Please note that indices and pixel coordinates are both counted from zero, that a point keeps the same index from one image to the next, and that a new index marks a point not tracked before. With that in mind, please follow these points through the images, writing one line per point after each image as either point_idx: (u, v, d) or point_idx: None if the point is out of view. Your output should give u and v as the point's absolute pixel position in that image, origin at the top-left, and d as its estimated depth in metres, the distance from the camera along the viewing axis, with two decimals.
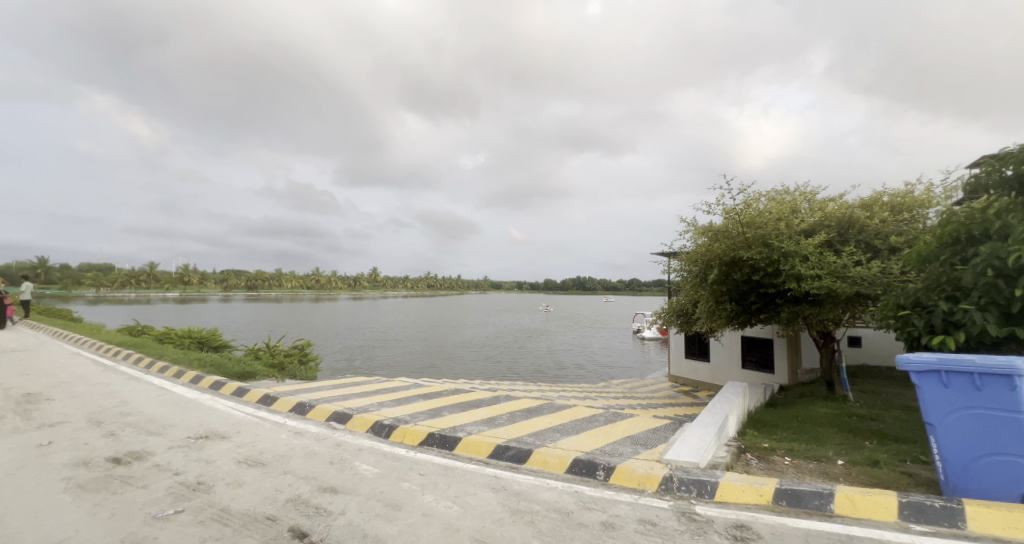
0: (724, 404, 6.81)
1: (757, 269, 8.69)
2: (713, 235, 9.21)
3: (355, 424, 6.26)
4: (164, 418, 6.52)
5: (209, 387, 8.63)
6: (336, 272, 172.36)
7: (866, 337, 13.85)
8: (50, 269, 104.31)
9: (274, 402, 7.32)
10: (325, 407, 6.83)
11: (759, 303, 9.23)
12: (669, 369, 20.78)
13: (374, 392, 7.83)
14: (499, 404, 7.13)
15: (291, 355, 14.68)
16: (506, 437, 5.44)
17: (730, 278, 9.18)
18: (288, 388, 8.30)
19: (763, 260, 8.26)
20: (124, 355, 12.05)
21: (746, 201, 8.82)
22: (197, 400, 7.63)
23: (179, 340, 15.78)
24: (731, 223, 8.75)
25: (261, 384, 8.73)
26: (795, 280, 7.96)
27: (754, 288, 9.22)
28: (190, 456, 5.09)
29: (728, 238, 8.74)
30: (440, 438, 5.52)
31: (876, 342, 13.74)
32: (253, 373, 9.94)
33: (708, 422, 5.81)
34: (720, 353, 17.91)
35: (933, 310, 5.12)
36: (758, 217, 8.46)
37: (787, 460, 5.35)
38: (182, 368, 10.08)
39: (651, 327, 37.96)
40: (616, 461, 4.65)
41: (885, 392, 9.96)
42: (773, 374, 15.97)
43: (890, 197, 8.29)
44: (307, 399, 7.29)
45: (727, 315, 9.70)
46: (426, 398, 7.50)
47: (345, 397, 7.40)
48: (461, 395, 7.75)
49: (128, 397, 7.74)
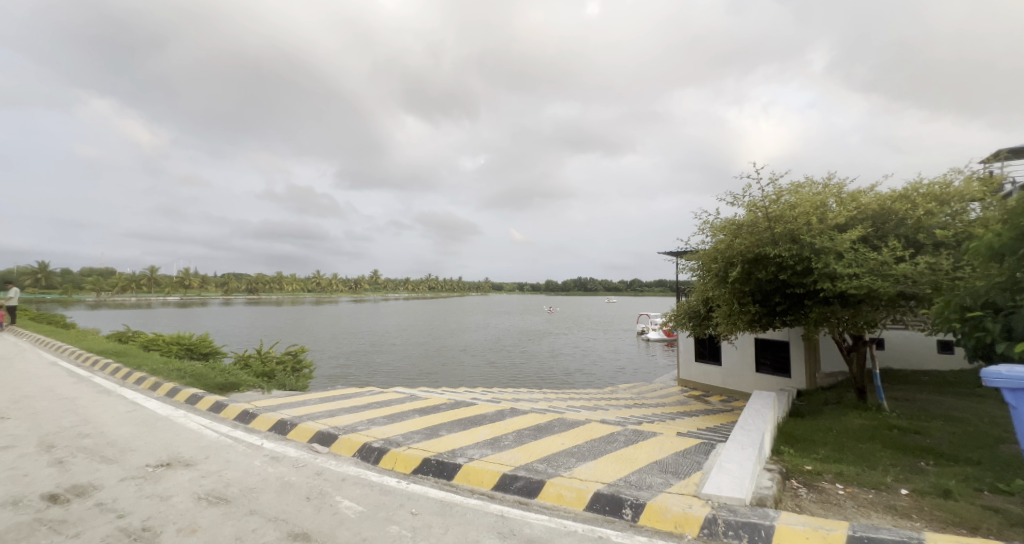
0: (757, 419, 6.05)
1: (784, 268, 7.96)
2: (734, 230, 8.49)
3: (341, 446, 5.51)
4: (126, 440, 5.78)
5: (186, 401, 7.89)
6: (336, 275, 171.81)
7: (891, 339, 13.07)
8: (49, 274, 104.24)
9: (253, 420, 6.58)
10: (308, 426, 6.07)
11: (785, 304, 8.51)
12: (678, 373, 20.06)
13: (364, 406, 7.09)
14: (503, 420, 6.37)
15: (284, 362, 13.94)
16: (513, 464, 4.68)
17: (754, 278, 8.46)
18: (271, 402, 7.56)
19: (792, 258, 7.53)
20: (101, 364, 11.31)
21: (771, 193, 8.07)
22: (169, 417, 6.90)
23: (166, 347, 15.06)
24: (754, 217, 8.02)
25: (242, 398, 7.98)
26: (829, 279, 7.22)
27: (779, 288, 8.49)
28: (143, 491, 4.34)
29: (752, 234, 8.02)
30: (437, 465, 4.77)
31: (902, 341, 12.94)
32: (237, 383, 9.20)
33: (745, 442, 5.04)
34: (733, 356, 17.19)
35: (1013, 313, 4.36)
36: (786, 210, 7.72)
37: (840, 489, 4.54)
38: (160, 379, 9.35)
39: (656, 329, 37.36)
40: (645, 496, 3.90)
41: (920, 400, 9.19)
42: (789, 378, 15.21)
43: (930, 186, 7.45)
44: (290, 416, 6.54)
45: (750, 317, 8.98)
46: (422, 413, 6.75)
47: (332, 413, 6.65)
48: (461, 409, 7.01)
49: (92, 414, 7.01)
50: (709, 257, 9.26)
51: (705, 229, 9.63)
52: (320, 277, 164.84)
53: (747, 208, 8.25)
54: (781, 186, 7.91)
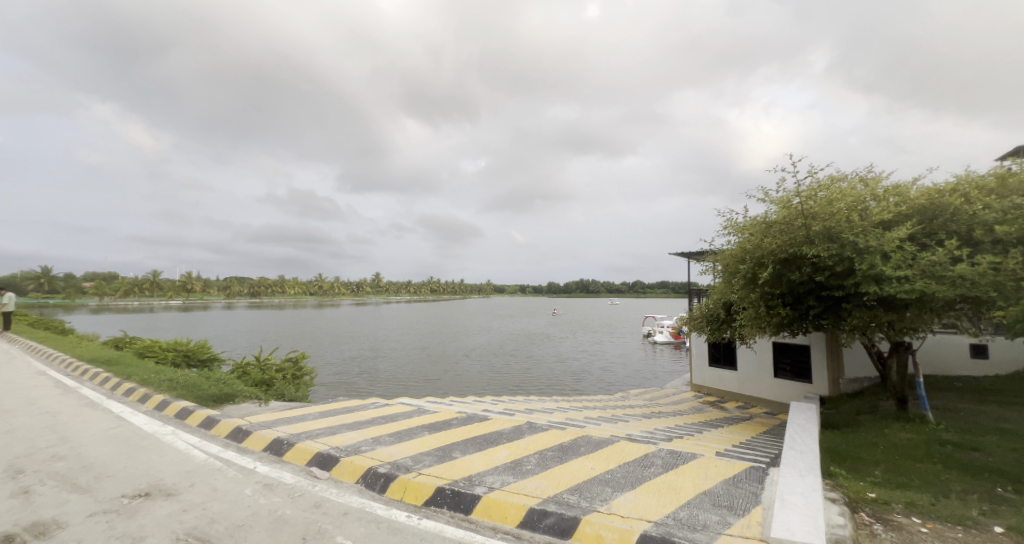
0: (806, 437, 5.42)
1: (821, 268, 7.36)
2: (764, 228, 7.88)
3: (343, 471, 4.90)
4: (103, 464, 5.18)
5: (175, 415, 7.30)
6: (338, 279, 171.59)
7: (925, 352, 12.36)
8: (53, 279, 104.54)
9: (246, 438, 5.99)
10: (306, 447, 5.47)
11: (819, 308, 7.90)
12: (691, 377, 19.45)
13: (369, 422, 6.49)
14: (523, 438, 5.76)
15: (284, 370, 13.31)
16: (540, 495, 4.07)
17: (785, 280, 7.85)
18: (268, 417, 6.96)
19: (831, 259, 6.91)
20: (91, 374, 10.71)
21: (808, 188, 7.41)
22: (155, 435, 6.30)
23: (162, 354, 14.49)
24: (787, 214, 7.40)
25: (237, 412, 7.40)
26: (874, 281, 6.61)
27: (813, 291, 7.90)
28: (113, 530, 3.74)
29: (786, 233, 7.41)
30: (453, 496, 4.17)
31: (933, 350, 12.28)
32: (233, 395, 8.58)
33: (801, 467, 4.44)
34: (749, 361, 16.60)
35: None
36: (824, 205, 7.09)
37: (918, 523, 3.92)
38: (151, 390, 8.76)
39: (664, 331, 36.88)
40: (701, 539, 3.29)
41: (965, 410, 8.55)
42: (811, 384, 14.59)
43: (988, 177, 6.77)
44: (286, 434, 5.95)
45: (780, 321, 8.38)
46: (432, 429, 6.16)
47: (333, 431, 6.04)
48: (474, 424, 6.42)
49: (72, 433, 6.42)
50: (734, 257, 8.64)
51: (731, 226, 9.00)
52: (322, 280, 164.46)
53: (780, 204, 7.64)
54: (818, 178, 7.27)
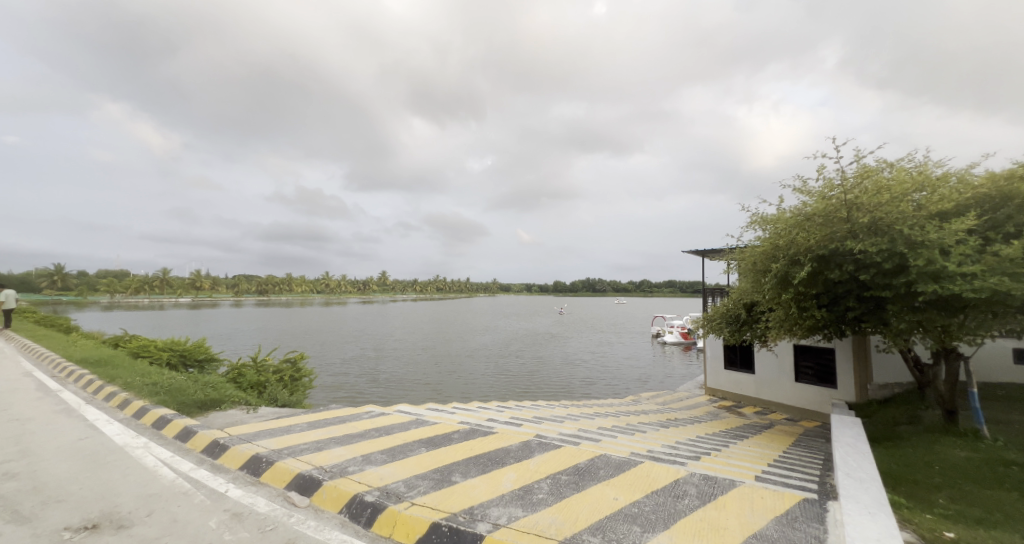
0: (862, 461, 4.68)
1: (864, 265, 6.62)
2: (800, 221, 7.13)
3: (325, 498, 4.24)
4: (56, 486, 4.55)
5: (153, 424, 6.68)
6: (345, 277, 171.92)
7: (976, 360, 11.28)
8: (64, 277, 105.62)
9: (222, 454, 5.34)
10: (286, 467, 4.81)
11: (859, 309, 7.16)
12: (705, 381, 18.68)
13: (362, 435, 5.85)
14: (534, 457, 5.08)
15: (281, 371, 12.72)
16: (555, 536, 3.38)
17: (822, 278, 7.11)
18: (251, 428, 6.32)
19: (879, 254, 6.17)
20: (75, 376, 10.15)
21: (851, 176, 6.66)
22: (125, 448, 5.67)
23: (156, 355, 13.95)
24: (828, 205, 6.65)
25: (220, 423, 6.76)
26: (932, 279, 5.87)
27: (853, 290, 7.16)
28: None
29: (826, 225, 6.65)
30: (450, 536, 3.49)
31: (987, 354, 11.21)
32: (220, 400, 7.97)
33: (868, 502, 3.74)
34: (768, 364, 15.85)
35: None
36: (871, 193, 6.33)
37: None
38: (133, 394, 8.17)
39: (673, 331, 36.15)
40: None
41: (1020, 423, 7.76)
42: (835, 390, 13.81)
43: None
44: (266, 450, 5.29)
45: (814, 324, 7.64)
46: (432, 445, 5.50)
47: (320, 447, 5.38)
48: (480, 439, 5.75)
49: (34, 445, 5.80)
50: (762, 254, 7.89)
51: (760, 219, 8.21)
52: (329, 278, 164.79)
53: (819, 194, 6.88)
54: (864, 164, 6.51)
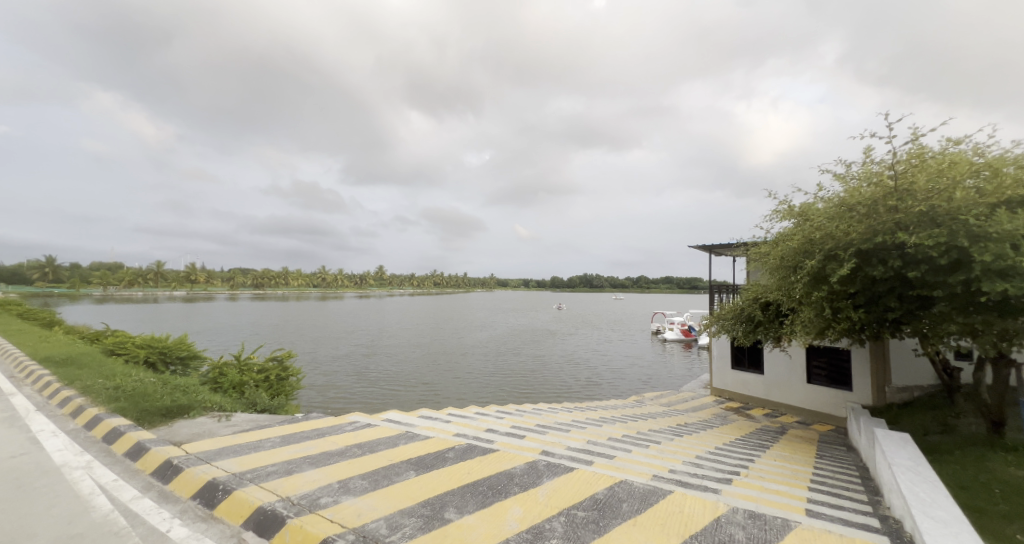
0: (938, 494, 3.92)
1: (914, 261, 5.86)
2: (840, 211, 6.36)
3: (287, 541, 3.44)
4: None
5: (104, 436, 5.84)
6: (341, 272, 170.66)
7: None
8: (57, 268, 104.27)
9: (174, 477, 4.52)
10: (245, 497, 4.00)
11: (902, 310, 6.42)
12: (711, 381, 17.96)
13: (342, 454, 5.03)
14: (545, 485, 4.28)
15: (266, 371, 11.90)
16: None
17: (862, 276, 6.35)
18: (216, 443, 5.49)
19: (935, 249, 5.40)
20: (35, 377, 9.27)
21: (902, 160, 5.90)
22: (62, 469, 4.84)
23: (134, 352, 13.09)
24: (874, 191, 5.90)
25: (183, 436, 5.93)
26: (998, 277, 5.12)
27: (894, 289, 6.41)
28: None
29: (872, 216, 5.88)
30: None
31: None
32: (189, 406, 7.14)
33: None
34: (779, 364, 15.16)
35: None
36: (928, 176, 5.59)
37: None
38: (91, 399, 7.31)
39: (674, 329, 35.59)
40: None
41: None
42: (851, 392, 13.14)
43: None
44: (225, 473, 4.46)
45: (848, 326, 6.89)
46: (423, 467, 4.69)
47: (289, 470, 4.57)
48: (479, 459, 4.95)
49: None
50: (791, 250, 7.13)
51: (791, 210, 7.43)
52: (326, 272, 163.43)
53: (865, 180, 6.12)
54: (920, 144, 5.78)
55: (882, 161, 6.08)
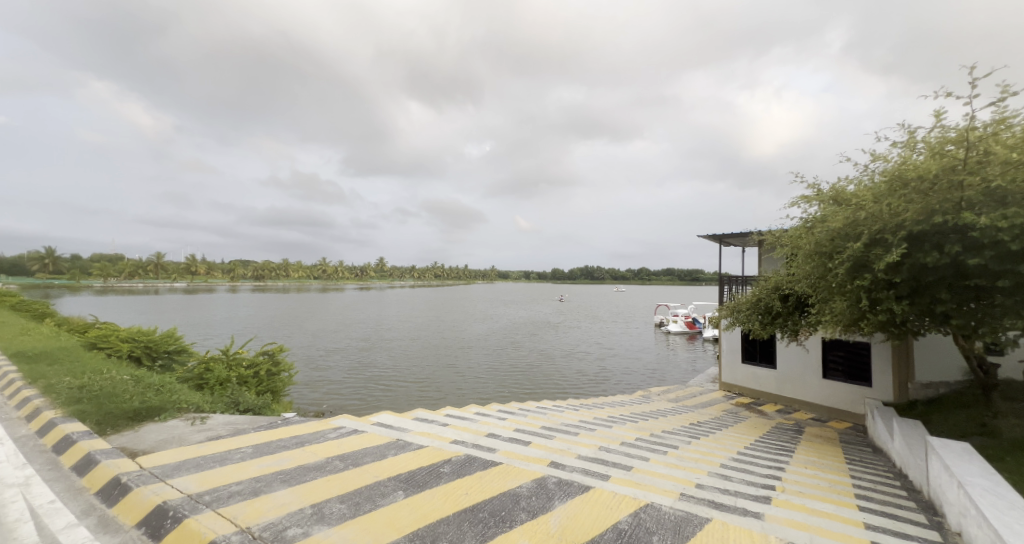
0: None
1: (975, 246, 5.15)
2: (893, 188, 5.63)
3: None
4: None
5: (54, 445, 5.15)
6: (341, 264, 170.08)
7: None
8: (57, 259, 103.74)
9: (120, 500, 3.83)
10: (196, 528, 3.30)
11: (954, 303, 5.70)
12: (720, 375, 17.30)
13: (321, 469, 4.34)
14: (558, 510, 3.58)
15: (255, 366, 11.25)
16: None
17: (911, 264, 5.63)
18: (180, 454, 4.81)
19: (1008, 232, 4.67)
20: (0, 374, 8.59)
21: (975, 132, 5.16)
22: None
23: (117, 346, 12.43)
24: (936, 167, 5.18)
25: (146, 443, 5.27)
26: None
27: (946, 278, 5.68)
28: None
29: (932, 194, 5.16)
30: None
31: None
32: (160, 408, 6.47)
33: None
34: (792, 358, 14.50)
35: None
36: (1006, 146, 4.92)
37: None
38: (51, 399, 6.64)
39: (677, 322, 35.12)
40: None
41: None
42: (870, 388, 12.50)
43: None
44: (180, 495, 3.76)
45: (890, 320, 6.17)
46: (414, 486, 4.00)
47: (256, 489, 3.89)
48: (480, 475, 4.26)
49: None
50: (829, 235, 6.40)
51: (830, 190, 6.70)
52: (326, 263, 162.80)
53: (929, 153, 5.38)
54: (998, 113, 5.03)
55: (950, 131, 5.35)
